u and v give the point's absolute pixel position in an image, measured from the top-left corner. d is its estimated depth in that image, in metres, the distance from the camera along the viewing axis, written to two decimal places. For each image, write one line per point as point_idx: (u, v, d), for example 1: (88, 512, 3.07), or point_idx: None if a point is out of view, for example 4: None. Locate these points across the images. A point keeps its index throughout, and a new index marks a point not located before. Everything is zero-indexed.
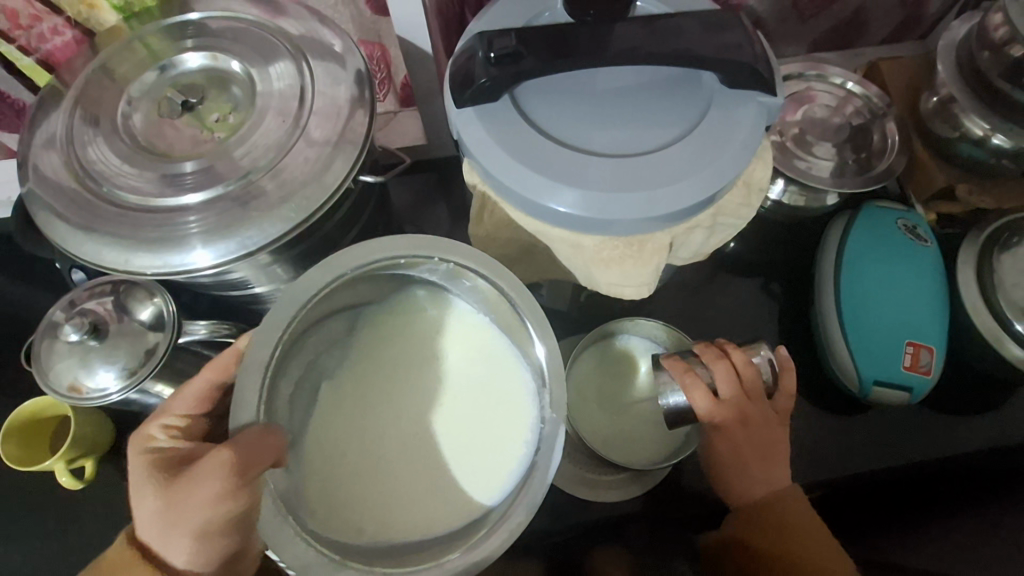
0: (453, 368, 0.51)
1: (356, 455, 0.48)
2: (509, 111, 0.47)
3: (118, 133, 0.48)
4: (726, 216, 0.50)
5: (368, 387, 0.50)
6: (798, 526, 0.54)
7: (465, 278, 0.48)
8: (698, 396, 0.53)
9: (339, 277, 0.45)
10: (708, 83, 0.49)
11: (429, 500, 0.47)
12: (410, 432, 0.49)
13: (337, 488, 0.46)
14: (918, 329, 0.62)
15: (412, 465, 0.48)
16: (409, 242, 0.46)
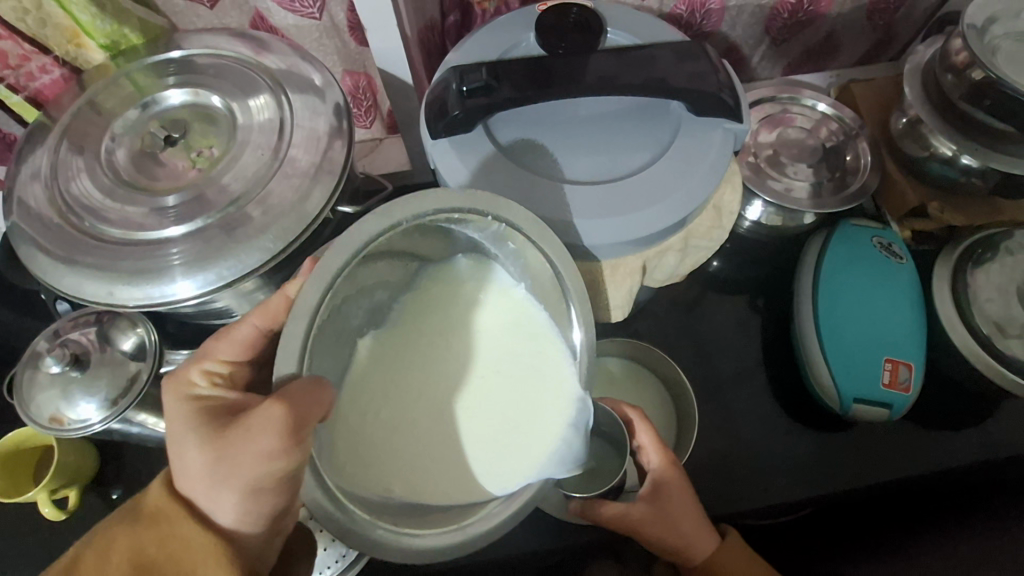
0: (487, 332, 0.49)
1: (386, 410, 0.45)
2: (483, 141, 0.49)
3: (102, 167, 0.49)
4: (698, 239, 0.52)
5: (408, 344, 0.48)
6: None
7: (512, 241, 0.46)
8: (648, 452, 0.56)
9: (393, 227, 0.40)
10: (675, 111, 0.51)
11: (452, 462, 0.46)
12: (442, 395, 0.47)
13: (363, 446, 0.43)
14: (894, 345, 0.62)
15: (439, 430, 0.46)
16: (470, 193, 0.42)
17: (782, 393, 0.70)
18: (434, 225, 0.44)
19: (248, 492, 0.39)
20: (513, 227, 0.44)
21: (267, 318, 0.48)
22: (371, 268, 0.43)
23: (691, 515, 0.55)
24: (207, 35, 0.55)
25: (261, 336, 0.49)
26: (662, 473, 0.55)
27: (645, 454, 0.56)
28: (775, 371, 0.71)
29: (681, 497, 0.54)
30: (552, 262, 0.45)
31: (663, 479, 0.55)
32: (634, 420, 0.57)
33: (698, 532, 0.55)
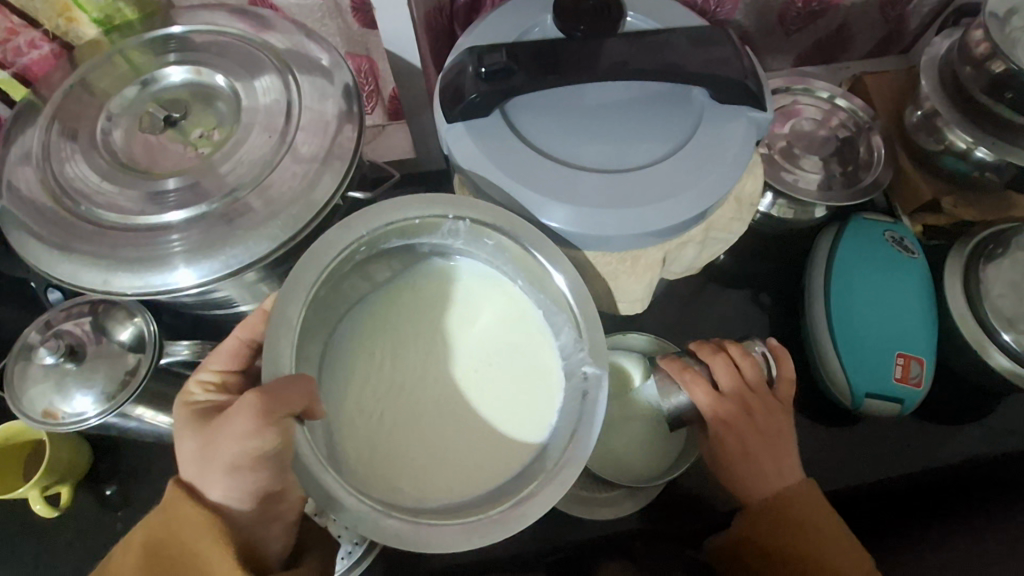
0: (479, 333, 0.51)
1: (391, 415, 0.48)
2: (500, 126, 0.47)
3: (98, 149, 0.47)
4: (717, 231, 0.50)
5: (404, 350, 0.50)
6: (807, 526, 0.53)
7: (487, 236, 0.48)
8: (697, 390, 0.56)
9: (356, 240, 0.46)
10: (697, 99, 0.49)
11: (466, 460, 0.47)
12: (444, 395, 0.49)
13: (374, 449, 0.46)
14: (908, 341, 0.62)
15: (445, 426, 0.48)
16: (423, 200, 0.47)
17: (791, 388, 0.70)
18: (404, 237, 0.49)
19: (233, 474, 0.40)
20: (477, 222, 0.47)
21: (250, 328, 0.48)
22: (352, 282, 0.49)
23: (748, 449, 0.56)
24: (205, 11, 0.52)
25: (246, 346, 0.47)
26: (714, 417, 0.56)
27: (695, 388, 0.57)
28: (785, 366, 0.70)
29: (744, 429, 0.56)
30: (521, 244, 0.46)
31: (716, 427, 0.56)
32: (683, 379, 0.57)
33: (766, 468, 0.55)
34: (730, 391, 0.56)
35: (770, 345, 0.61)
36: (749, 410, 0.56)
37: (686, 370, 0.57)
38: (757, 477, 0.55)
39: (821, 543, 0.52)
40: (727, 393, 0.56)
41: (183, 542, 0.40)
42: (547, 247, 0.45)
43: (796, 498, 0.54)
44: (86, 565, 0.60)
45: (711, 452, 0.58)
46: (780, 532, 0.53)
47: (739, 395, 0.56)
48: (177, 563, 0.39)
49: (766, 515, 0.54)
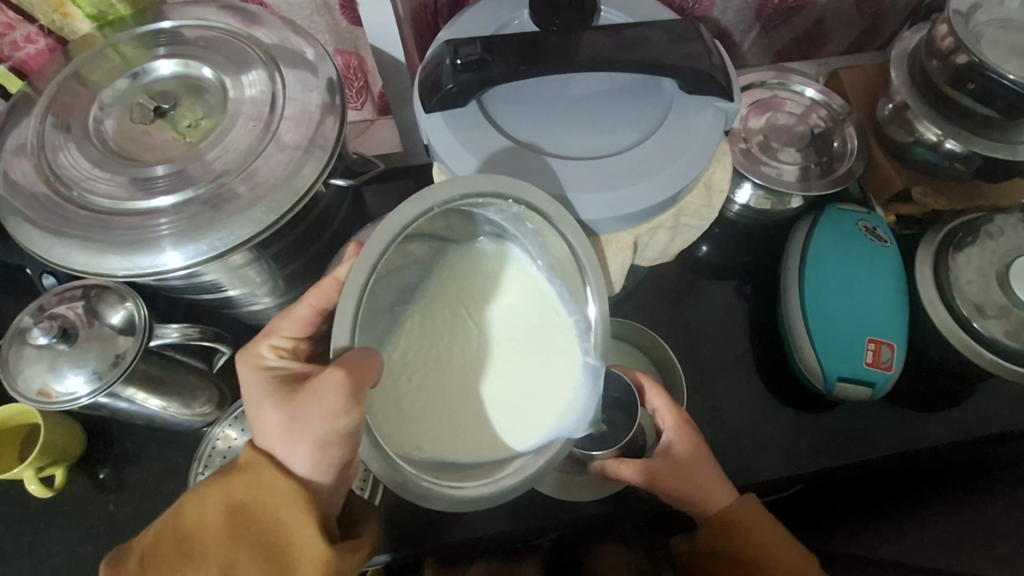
0: (505, 309, 0.49)
1: (413, 380, 0.46)
2: (476, 116, 0.49)
3: (90, 139, 0.49)
4: (688, 217, 0.52)
5: (430, 319, 0.48)
6: (756, 533, 0.52)
7: (531, 223, 0.46)
8: (654, 395, 0.56)
9: (425, 213, 0.40)
10: (667, 90, 0.51)
11: (475, 425, 0.47)
12: (467, 366, 0.48)
13: (397, 413, 0.44)
14: (878, 327, 0.64)
15: (463, 396, 0.47)
16: (491, 178, 0.42)
17: (767, 374, 0.71)
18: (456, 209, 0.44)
19: (320, 448, 0.41)
20: (535, 209, 0.44)
21: (321, 295, 0.47)
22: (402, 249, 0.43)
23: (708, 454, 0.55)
24: (195, 7, 0.54)
25: (318, 313, 0.48)
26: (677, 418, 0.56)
27: (652, 396, 0.56)
28: (763, 353, 0.72)
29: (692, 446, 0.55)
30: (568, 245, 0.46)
31: (674, 438, 0.55)
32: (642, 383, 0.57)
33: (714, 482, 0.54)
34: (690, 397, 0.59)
35: None
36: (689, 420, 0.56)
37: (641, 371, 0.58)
38: (708, 490, 0.53)
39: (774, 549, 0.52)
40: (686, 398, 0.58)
41: (268, 506, 0.41)
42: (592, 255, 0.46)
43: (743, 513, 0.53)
44: (77, 545, 0.61)
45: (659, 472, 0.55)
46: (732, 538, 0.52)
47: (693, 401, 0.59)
48: (263, 533, 0.41)
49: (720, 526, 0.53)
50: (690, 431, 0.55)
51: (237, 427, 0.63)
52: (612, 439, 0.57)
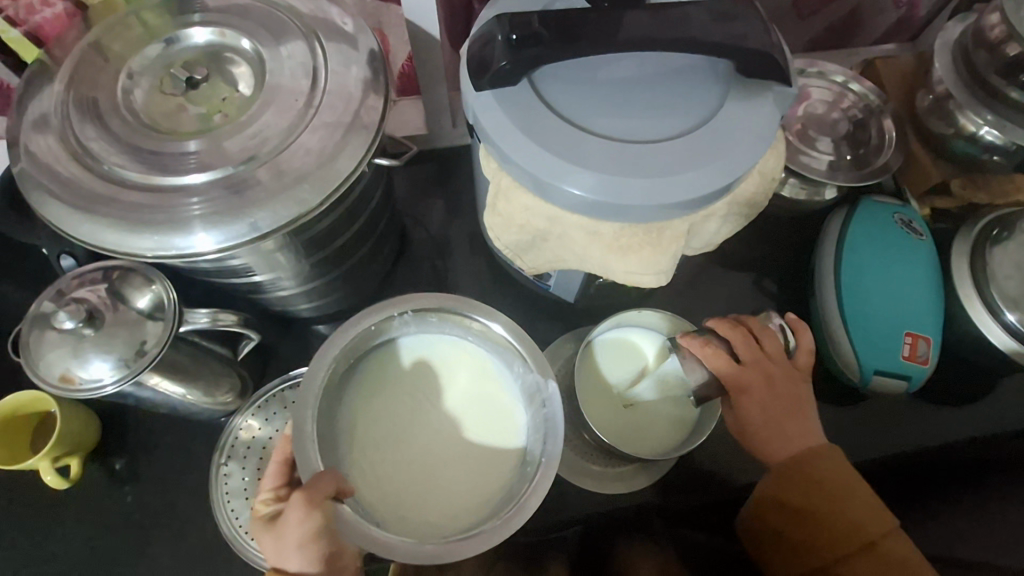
0: (453, 390, 0.56)
1: (409, 481, 0.52)
2: (529, 96, 0.46)
3: (119, 111, 0.46)
4: (741, 206, 0.50)
5: (399, 427, 0.54)
6: (832, 484, 0.52)
7: (429, 317, 0.55)
8: (717, 362, 0.53)
9: (333, 359, 0.52)
10: (722, 73, 0.49)
11: (476, 490, 0.52)
12: (444, 448, 0.54)
13: (399, 506, 0.51)
14: (915, 320, 0.63)
15: (454, 477, 0.53)
16: (372, 312, 0.54)
17: None
18: (368, 349, 0.56)
19: (303, 556, 0.43)
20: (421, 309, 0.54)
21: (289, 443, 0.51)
22: (339, 399, 0.54)
23: (771, 419, 0.53)
24: None
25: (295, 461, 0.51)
26: (731, 389, 0.53)
27: (712, 362, 0.53)
28: None
29: (762, 401, 0.53)
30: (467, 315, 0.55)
31: (745, 395, 0.53)
32: (701, 352, 0.53)
33: (787, 431, 0.53)
34: (750, 361, 0.53)
35: (789, 317, 0.58)
36: (745, 389, 0.52)
37: (696, 343, 0.54)
38: (782, 440, 0.53)
39: (845, 503, 0.51)
40: (745, 361, 0.53)
41: None
42: (478, 307, 0.55)
43: (817, 462, 0.52)
44: (94, 537, 0.59)
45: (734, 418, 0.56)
46: (804, 490, 0.52)
47: (754, 364, 0.53)
48: None
49: (790, 476, 0.52)
50: (747, 401, 0.53)
51: (261, 416, 0.62)
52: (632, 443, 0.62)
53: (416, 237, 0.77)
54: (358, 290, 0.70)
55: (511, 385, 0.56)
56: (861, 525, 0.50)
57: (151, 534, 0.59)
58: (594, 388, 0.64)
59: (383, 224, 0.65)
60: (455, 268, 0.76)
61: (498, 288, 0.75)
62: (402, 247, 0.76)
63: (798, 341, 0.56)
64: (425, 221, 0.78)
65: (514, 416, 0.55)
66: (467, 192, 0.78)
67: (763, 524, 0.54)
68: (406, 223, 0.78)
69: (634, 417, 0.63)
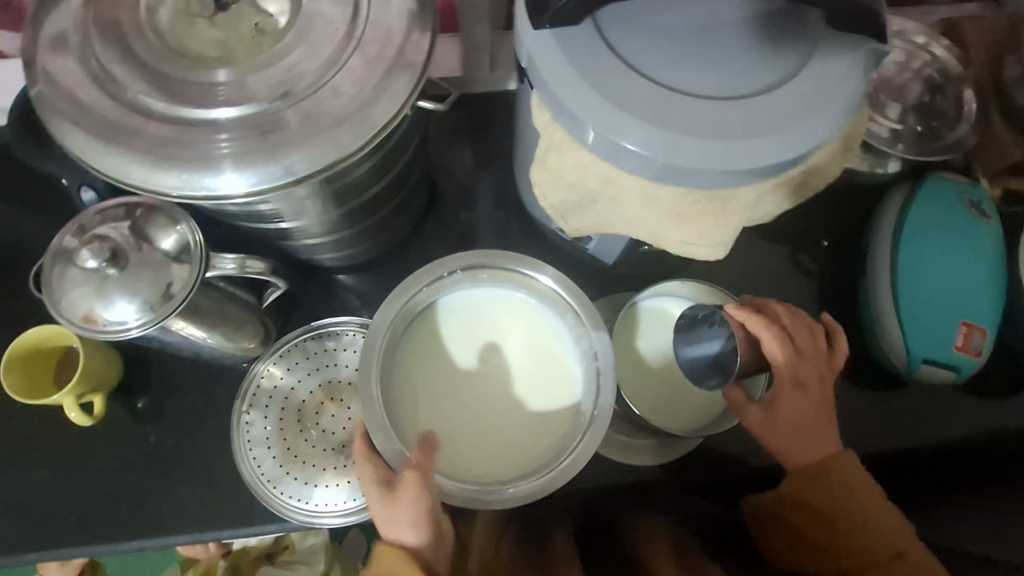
0: (504, 345, 0.57)
1: (467, 433, 0.54)
2: (591, 39, 0.42)
3: (140, 33, 0.42)
4: (811, 176, 0.46)
5: (455, 382, 0.56)
6: (850, 489, 0.49)
7: (478, 275, 0.56)
8: (776, 344, 0.51)
9: (389, 323, 0.54)
10: (810, 24, 0.43)
11: (532, 440, 0.54)
12: (498, 401, 0.55)
13: (463, 456, 0.53)
14: (971, 308, 0.60)
15: (509, 428, 0.55)
16: (424, 272, 0.55)
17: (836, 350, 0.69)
18: (419, 309, 0.56)
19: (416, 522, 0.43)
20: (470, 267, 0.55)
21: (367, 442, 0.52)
22: (394, 359, 0.55)
23: (809, 420, 0.51)
24: None
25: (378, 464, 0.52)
26: (784, 378, 0.51)
27: (769, 344, 0.51)
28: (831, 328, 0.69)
29: (803, 398, 0.51)
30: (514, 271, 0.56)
31: (792, 387, 0.51)
32: (762, 330, 0.51)
33: (816, 435, 0.51)
34: (804, 353, 0.52)
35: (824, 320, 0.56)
36: (802, 383, 0.51)
37: (763, 323, 0.51)
38: (808, 443, 0.51)
39: (865, 510, 0.49)
40: (802, 354, 0.52)
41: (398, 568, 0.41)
42: (525, 259, 0.55)
43: (833, 468, 0.50)
44: (118, 473, 0.59)
45: (765, 417, 0.52)
46: (823, 494, 0.50)
47: (810, 358, 0.52)
48: None
49: (806, 479, 0.50)
50: (801, 395, 0.51)
51: (283, 365, 0.61)
52: (661, 418, 0.61)
53: (446, 187, 0.74)
54: (384, 241, 0.67)
55: (561, 337, 0.56)
56: (882, 533, 0.47)
57: (173, 474, 0.60)
58: (626, 358, 0.62)
59: (416, 173, 0.61)
60: (485, 223, 0.73)
61: (530, 246, 0.72)
62: (431, 198, 0.73)
63: (831, 343, 0.55)
64: (457, 171, 0.74)
65: (568, 366, 0.56)
66: (502, 141, 0.74)
67: (778, 526, 0.53)
68: (436, 171, 0.74)
69: (668, 385, 0.62)
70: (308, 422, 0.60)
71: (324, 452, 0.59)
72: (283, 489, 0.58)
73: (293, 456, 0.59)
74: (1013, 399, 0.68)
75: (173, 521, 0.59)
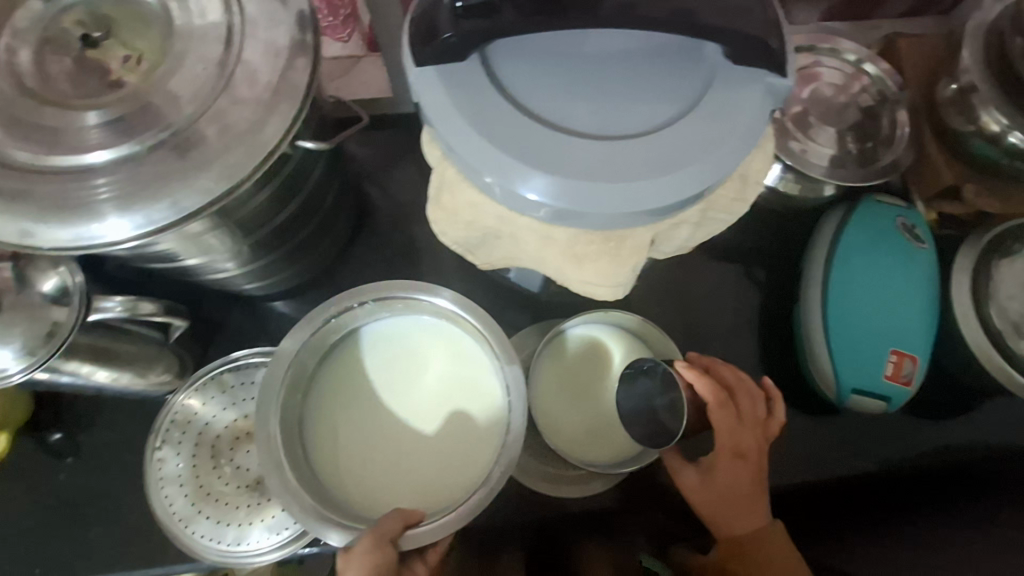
0: (422, 374, 0.55)
1: (383, 470, 0.53)
2: (477, 75, 0.40)
3: (5, 73, 0.40)
4: (717, 211, 0.45)
5: (370, 416, 0.54)
6: (781, 566, 0.49)
7: (390, 306, 0.55)
8: (723, 416, 0.51)
9: (290, 357, 0.52)
10: (708, 58, 0.41)
11: (450, 472, 0.52)
12: (415, 433, 0.54)
13: (380, 494, 0.52)
14: (901, 336, 0.59)
15: (427, 462, 0.53)
16: (331, 301, 0.53)
17: (773, 374, 0.68)
18: (332, 341, 0.55)
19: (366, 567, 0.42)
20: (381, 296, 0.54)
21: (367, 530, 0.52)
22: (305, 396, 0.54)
23: (746, 491, 0.51)
24: None
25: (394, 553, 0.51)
26: (726, 448, 0.51)
27: (715, 415, 0.51)
28: (768, 352, 0.68)
29: (743, 471, 0.51)
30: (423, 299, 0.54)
31: (733, 460, 0.51)
32: (711, 399, 0.51)
33: (749, 507, 0.51)
34: (747, 422, 0.52)
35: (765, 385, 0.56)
36: (743, 453, 0.51)
37: (712, 389, 0.51)
38: (742, 513, 0.51)
39: None
40: (743, 422, 0.52)
41: None
42: (423, 286, 0.54)
43: (763, 541, 0.50)
44: (33, 513, 0.58)
45: (703, 483, 0.51)
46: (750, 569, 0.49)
47: (749, 426, 0.52)
48: None
49: (736, 551, 0.50)
50: (741, 466, 0.51)
51: (200, 398, 0.60)
52: (585, 452, 0.59)
53: (379, 207, 0.72)
54: (310, 265, 0.66)
55: (479, 363, 0.55)
56: None
57: (90, 512, 0.58)
58: (551, 390, 0.60)
59: (330, 197, 0.59)
60: (418, 244, 0.71)
61: (464, 268, 0.71)
62: (362, 218, 0.71)
63: (770, 409, 0.55)
64: (391, 191, 0.73)
65: (488, 392, 0.54)
66: None
67: None
68: (369, 191, 0.72)
69: (592, 419, 0.60)
70: (222, 459, 0.59)
71: (238, 489, 0.58)
72: (194, 528, 0.56)
73: (205, 495, 0.57)
74: (950, 422, 0.67)
75: (89, 558, 0.57)
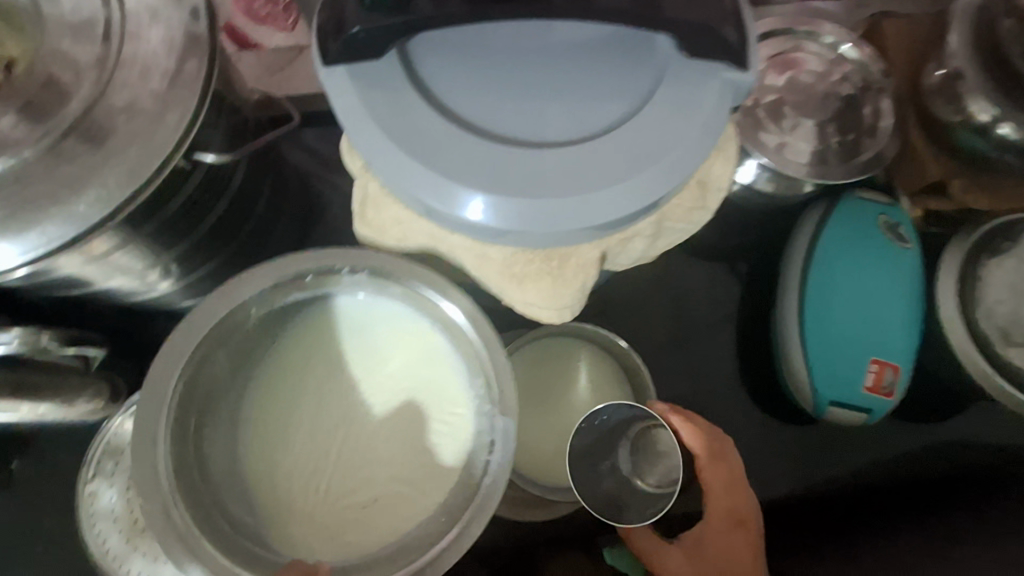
0: (389, 368, 0.48)
1: (301, 471, 0.46)
2: (396, 78, 0.35)
3: None
4: (673, 221, 0.41)
5: (305, 403, 0.48)
6: None
7: (385, 286, 0.47)
8: (717, 477, 0.46)
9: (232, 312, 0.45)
10: (660, 52, 0.37)
11: (382, 486, 0.46)
12: (354, 436, 0.47)
13: (282, 493, 0.46)
14: (883, 343, 0.55)
15: (355, 468, 0.46)
16: (307, 254, 0.45)
17: (750, 382, 0.64)
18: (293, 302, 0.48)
19: None
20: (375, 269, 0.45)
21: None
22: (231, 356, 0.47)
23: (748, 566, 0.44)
24: None
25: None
26: (723, 514, 0.45)
27: (707, 475, 0.46)
28: (747, 360, 0.64)
29: (741, 539, 0.45)
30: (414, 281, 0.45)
31: (730, 527, 0.45)
32: (704, 458, 0.46)
33: None
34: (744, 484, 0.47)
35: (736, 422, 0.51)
36: (743, 518, 0.46)
37: (707, 446, 0.46)
38: None
39: None
40: (740, 483, 0.47)
41: None
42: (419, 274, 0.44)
43: None
44: None
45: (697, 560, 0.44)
46: None
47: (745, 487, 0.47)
48: None
49: None
50: (740, 532, 0.45)
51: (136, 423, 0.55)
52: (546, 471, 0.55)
53: None
54: None
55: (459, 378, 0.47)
56: None
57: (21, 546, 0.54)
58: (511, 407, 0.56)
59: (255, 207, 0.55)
60: None
61: None
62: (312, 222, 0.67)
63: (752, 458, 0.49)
64: None
65: (459, 412, 0.47)
66: None
67: None
68: None
69: (562, 438, 0.55)
70: None
71: None
72: (129, 566, 0.52)
73: (141, 530, 0.53)
74: (942, 424, 0.64)
75: None
